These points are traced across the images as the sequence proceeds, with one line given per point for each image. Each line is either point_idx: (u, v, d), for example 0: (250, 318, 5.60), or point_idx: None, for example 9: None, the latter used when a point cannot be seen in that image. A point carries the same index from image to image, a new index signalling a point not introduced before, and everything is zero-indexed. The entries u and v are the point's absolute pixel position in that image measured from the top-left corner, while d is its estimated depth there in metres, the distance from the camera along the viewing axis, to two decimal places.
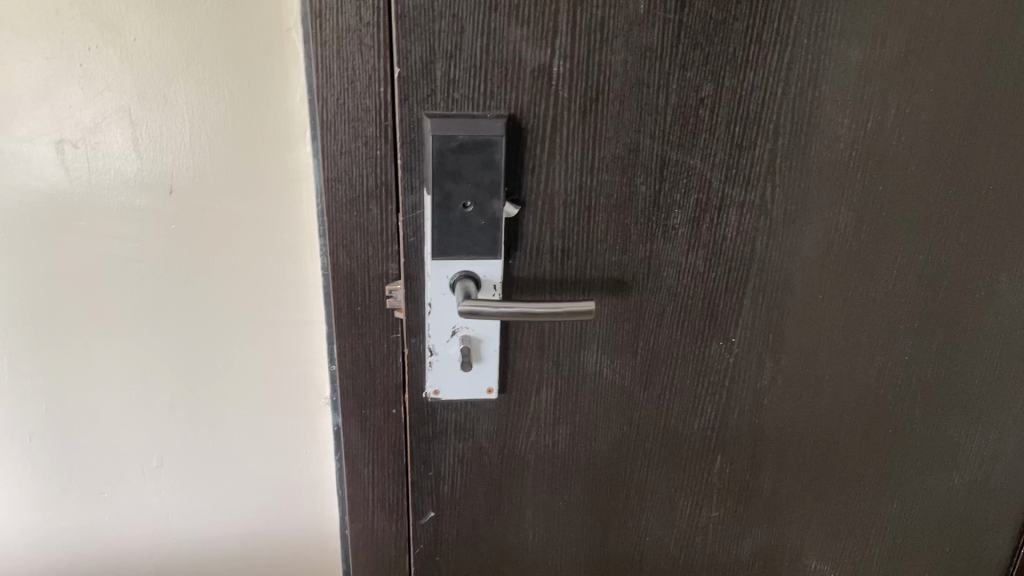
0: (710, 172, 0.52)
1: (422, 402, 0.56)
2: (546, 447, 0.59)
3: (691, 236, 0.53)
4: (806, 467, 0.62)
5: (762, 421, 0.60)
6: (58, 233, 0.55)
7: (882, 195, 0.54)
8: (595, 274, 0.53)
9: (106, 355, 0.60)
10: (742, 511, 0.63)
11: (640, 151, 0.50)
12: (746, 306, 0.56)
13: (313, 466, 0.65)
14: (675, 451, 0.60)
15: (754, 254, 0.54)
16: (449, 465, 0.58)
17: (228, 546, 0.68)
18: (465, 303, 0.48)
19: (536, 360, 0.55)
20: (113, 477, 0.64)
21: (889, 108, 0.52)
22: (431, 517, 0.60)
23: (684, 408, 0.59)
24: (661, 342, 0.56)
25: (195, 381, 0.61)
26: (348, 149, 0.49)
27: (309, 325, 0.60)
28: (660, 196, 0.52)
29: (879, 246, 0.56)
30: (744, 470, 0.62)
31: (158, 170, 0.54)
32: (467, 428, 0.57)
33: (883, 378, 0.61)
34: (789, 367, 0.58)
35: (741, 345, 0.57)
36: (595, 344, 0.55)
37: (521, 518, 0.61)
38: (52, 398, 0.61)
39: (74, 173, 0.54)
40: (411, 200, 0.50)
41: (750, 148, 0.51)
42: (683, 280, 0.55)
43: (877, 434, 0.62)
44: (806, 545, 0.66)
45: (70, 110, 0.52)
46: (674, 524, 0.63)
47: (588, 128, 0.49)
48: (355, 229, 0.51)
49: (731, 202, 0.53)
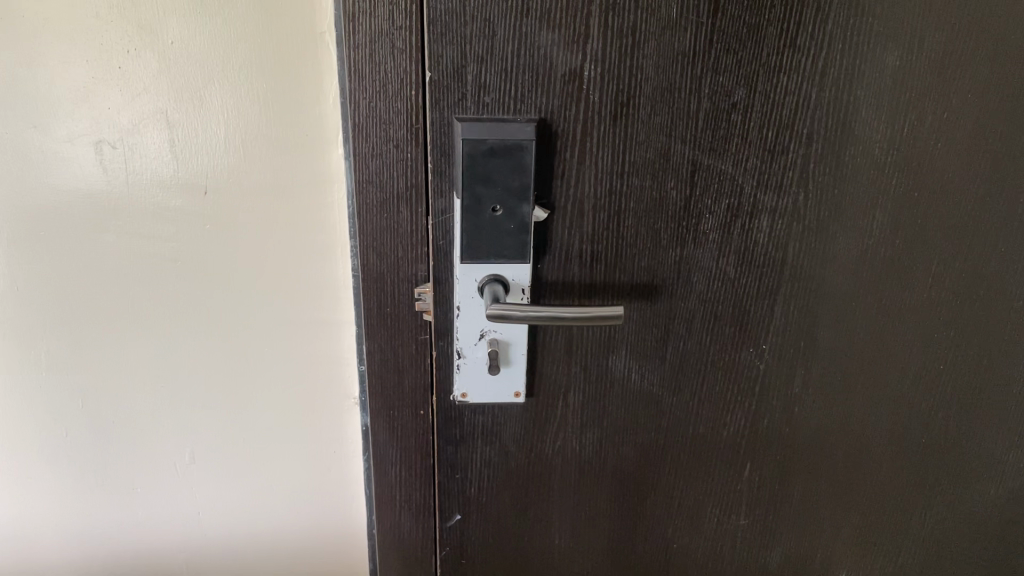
0: (742, 177, 0.51)
1: (450, 404, 0.56)
2: (573, 451, 0.59)
3: (722, 241, 0.53)
4: (836, 478, 0.62)
5: (792, 430, 0.59)
6: (96, 231, 0.57)
7: (918, 201, 0.54)
8: (625, 279, 0.53)
9: (141, 353, 0.61)
10: (772, 520, 0.63)
11: (671, 155, 0.50)
12: (777, 313, 0.55)
13: (340, 465, 0.65)
14: (704, 458, 0.60)
15: (786, 260, 0.54)
16: (476, 467, 0.59)
17: (257, 543, 0.68)
18: (494, 307, 0.48)
19: (564, 365, 0.55)
20: (146, 473, 0.65)
21: (926, 114, 0.51)
22: (458, 519, 0.60)
23: (713, 414, 0.58)
24: (690, 348, 0.56)
25: (227, 379, 0.62)
26: (379, 152, 0.49)
27: (339, 326, 0.60)
28: (691, 201, 0.51)
29: (914, 253, 0.55)
30: (774, 478, 0.61)
31: (193, 171, 0.55)
32: (495, 431, 0.57)
33: (918, 387, 0.59)
34: (820, 375, 0.58)
35: (771, 353, 0.56)
36: (624, 349, 0.55)
37: (547, 523, 0.61)
38: (88, 394, 0.62)
39: (112, 173, 0.55)
40: (441, 204, 0.50)
41: (782, 154, 0.51)
42: (713, 286, 0.54)
43: (911, 444, 0.61)
44: (837, 556, 0.65)
45: (109, 112, 0.53)
46: (701, 530, 0.63)
47: (618, 132, 0.49)
48: (385, 231, 0.51)
49: (764, 208, 0.52)
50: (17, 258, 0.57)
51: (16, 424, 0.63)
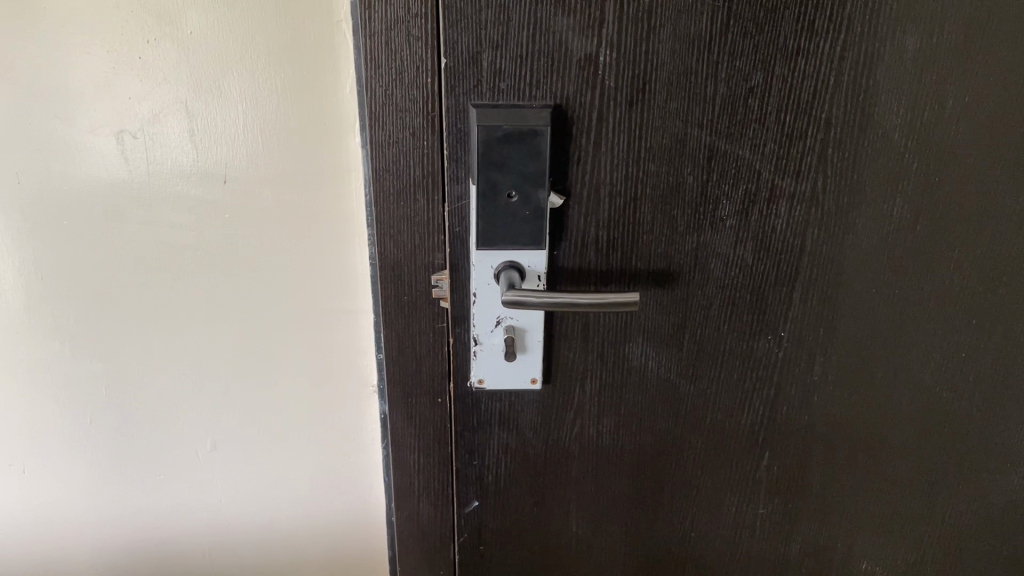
0: (759, 163, 0.51)
1: (467, 391, 0.56)
2: (591, 439, 0.59)
3: (739, 227, 0.52)
4: (855, 467, 0.61)
5: (810, 418, 0.59)
6: (119, 220, 0.57)
7: (940, 186, 0.53)
8: (641, 266, 0.53)
9: (163, 341, 0.61)
10: (791, 509, 0.62)
11: (687, 141, 0.50)
12: (796, 301, 0.55)
13: (359, 454, 0.66)
14: (722, 446, 0.60)
15: (805, 246, 0.53)
16: (494, 454, 0.59)
17: (278, 530, 0.69)
18: (509, 294, 0.49)
19: (580, 352, 0.55)
20: (169, 460, 0.66)
21: (948, 98, 0.50)
22: (476, 506, 0.61)
23: (730, 402, 0.58)
24: (708, 336, 0.56)
25: (247, 367, 0.62)
26: (396, 140, 0.49)
27: (357, 315, 0.60)
28: (707, 186, 0.51)
29: (935, 240, 0.54)
30: (793, 467, 0.61)
31: (213, 160, 0.56)
32: (512, 418, 0.57)
33: (939, 375, 0.59)
34: (840, 363, 0.57)
35: (790, 340, 0.56)
36: (641, 336, 0.55)
37: (565, 510, 0.61)
38: (112, 381, 0.63)
39: (134, 163, 0.56)
40: (457, 190, 0.51)
41: (800, 139, 0.50)
42: (731, 273, 0.54)
43: (932, 432, 0.61)
44: (857, 546, 0.64)
45: (130, 102, 0.54)
46: (719, 519, 0.62)
47: (634, 118, 0.49)
48: (402, 219, 0.51)
49: (782, 194, 0.52)
50: (42, 247, 0.58)
51: (42, 412, 0.64)
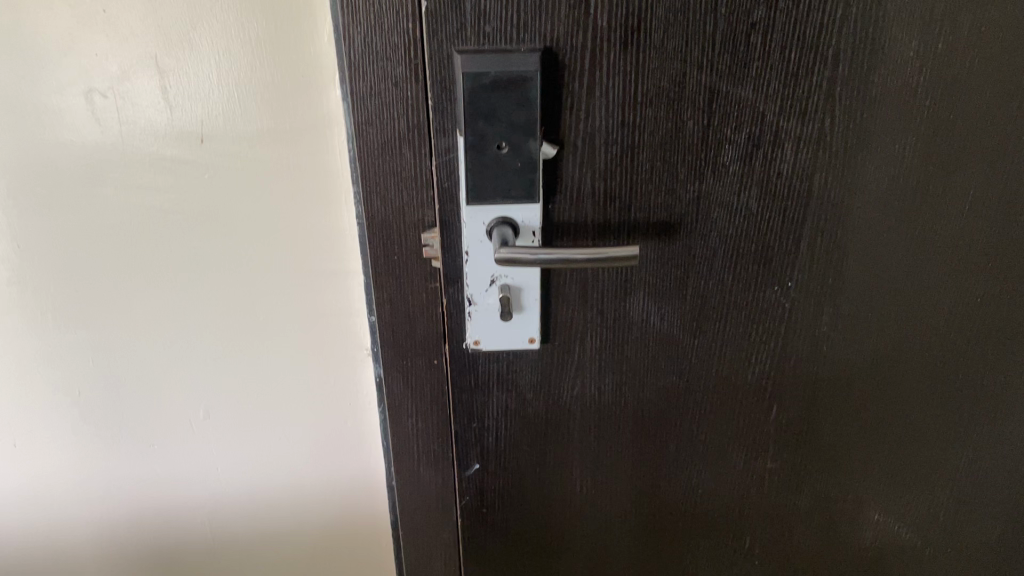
0: (763, 104, 0.48)
1: (463, 353, 0.54)
2: (592, 397, 0.57)
3: (743, 174, 0.50)
4: (866, 418, 0.59)
5: (819, 369, 0.57)
6: (95, 185, 0.55)
7: (953, 122, 0.50)
8: (640, 217, 0.50)
9: (148, 308, 0.59)
10: (801, 463, 0.60)
11: (686, 83, 0.47)
12: (803, 249, 0.52)
13: (356, 418, 0.64)
14: (729, 401, 0.57)
15: (812, 192, 0.51)
16: (493, 416, 0.57)
17: (278, 497, 0.68)
18: (504, 251, 0.47)
19: (579, 309, 0.53)
20: (163, 428, 0.64)
21: (962, 28, 0.47)
22: (477, 469, 0.59)
23: (737, 356, 0.56)
24: (712, 289, 0.53)
25: (236, 332, 0.60)
26: (378, 91, 0.47)
27: (347, 276, 0.58)
28: (708, 131, 0.48)
29: (947, 179, 0.52)
30: (802, 420, 0.58)
31: (187, 118, 0.53)
32: (511, 379, 0.55)
33: (952, 321, 0.56)
34: (850, 312, 0.55)
35: (798, 290, 0.54)
36: (642, 291, 0.53)
37: (568, 472, 0.60)
38: (98, 351, 0.61)
39: (105, 124, 0.53)
40: (444, 143, 0.48)
41: (806, 77, 0.47)
42: (735, 222, 0.51)
43: (945, 380, 0.58)
44: (870, 500, 0.62)
45: (96, 59, 0.51)
46: (728, 476, 0.60)
47: (629, 60, 0.46)
48: (388, 174, 0.49)
49: (787, 136, 0.49)
50: (16, 215, 0.56)
51: (29, 383, 0.62)
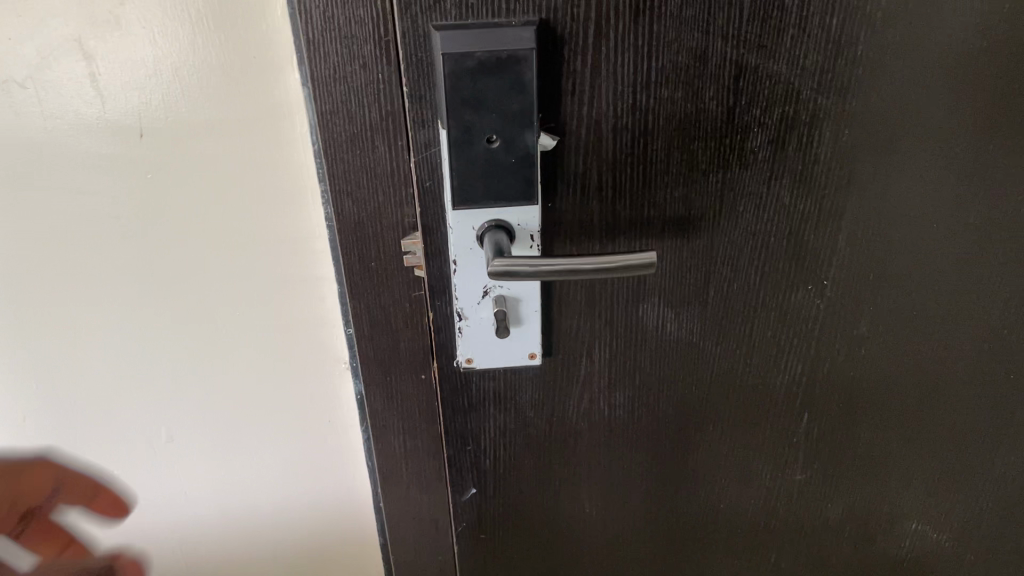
0: (798, 80, 0.40)
1: (453, 372, 0.48)
2: (602, 413, 0.50)
3: (774, 161, 0.42)
4: (906, 425, 0.53)
5: (856, 373, 0.50)
6: (20, 190, 0.47)
7: (1015, 93, 0.43)
8: (655, 214, 0.43)
9: (95, 325, 0.52)
10: (833, 473, 0.54)
11: (708, 58, 0.39)
12: (841, 244, 0.46)
13: (336, 436, 0.57)
14: (755, 412, 0.51)
15: (854, 179, 0.44)
16: (490, 437, 0.50)
17: (254, 519, 0.61)
18: (498, 262, 0.39)
19: (585, 320, 0.46)
20: (120, 453, 0.57)
21: None
22: (474, 494, 0.53)
23: (764, 363, 0.49)
24: (737, 290, 0.46)
25: (196, 347, 0.53)
26: (344, 74, 0.39)
27: (319, 283, 0.51)
28: (734, 112, 0.41)
29: (1006, 158, 0.45)
30: (835, 429, 0.52)
31: (122, 110, 0.45)
32: (508, 398, 0.49)
33: (1005, 317, 0.50)
34: (891, 311, 0.48)
35: (834, 290, 0.47)
36: (657, 297, 0.46)
37: (575, 491, 0.53)
38: (42, 373, 0.54)
39: (27, 118, 0.45)
40: (423, 136, 0.41)
41: (850, 46, 0.40)
42: (764, 215, 0.44)
43: (995, 382, 0.52)
44: (908, 509, 0.56)
45: (9, 43, 0.43)
46: (752, 490, 0.54)
47: (640, 32, 0.38)
48: (360, 171, 0.42)
49: (826, 116, 0.41)
50: None
51: None
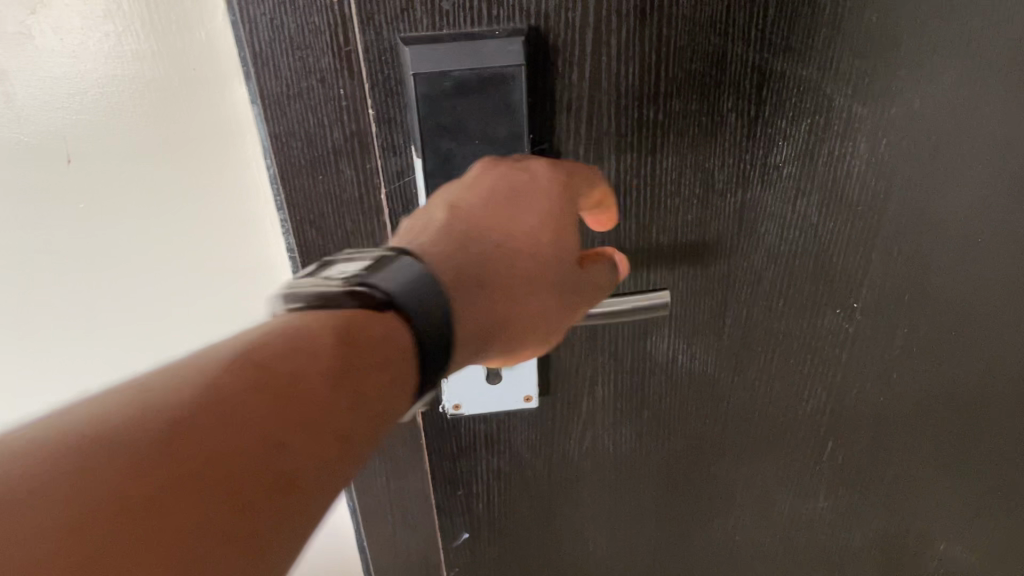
0: (831, 86, 0.34)
1: (438, 420, 0.42)
2: (606, 450, 0.45)
3: (800, 175, 0.37)
4: (940, 451, 0.48)
5: (886, 399, 0.45)
6: None
7: None
8: (664, 239, 0.38)
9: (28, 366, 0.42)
10: (859, 500, 0.49)
11: (726, 64, 0.34)
12: (874, 263, 0.40)
13: None
14: (775, 439, 0.46)
15: (892, 193, 0.38)
16: (483, 482, 0.45)
17: None
18: None
19: (586, 357, 0.41)
20: None
21: None
22: (467, 539, 0.48)
23: (784, 392, 0.44)
24: (757, 316, 0.41)
25: None
26: (299, 90, 0.32)
27: None
28: (755, 124, 0.35)
29: None
30: (863, 455, 0.47)
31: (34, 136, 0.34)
32: (502, 440, 0.44)
33: None
34: (928, 334, 0.43)
35: (865, 312, 0.42)
36: (667, 327, 0.41)
37: (579, 527, 0.49)
38: None
39: None
40: (395, 163, 0.35)
41: (896, 45, 0.34)
42: (789, 235, 0.39)
43: None
44: (937, 531, 0.52)
45: None
46: (770, 516, 0.50)
47: (647, 37, 0.32)
48: (324, 198, 0.35)
49: (863, 125, 0.36)
50: None
51: None
